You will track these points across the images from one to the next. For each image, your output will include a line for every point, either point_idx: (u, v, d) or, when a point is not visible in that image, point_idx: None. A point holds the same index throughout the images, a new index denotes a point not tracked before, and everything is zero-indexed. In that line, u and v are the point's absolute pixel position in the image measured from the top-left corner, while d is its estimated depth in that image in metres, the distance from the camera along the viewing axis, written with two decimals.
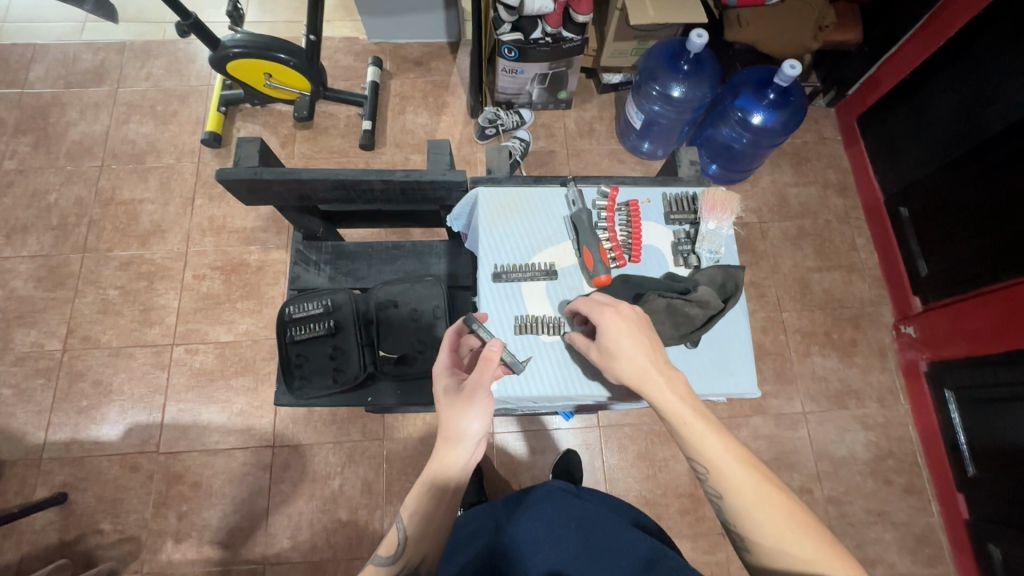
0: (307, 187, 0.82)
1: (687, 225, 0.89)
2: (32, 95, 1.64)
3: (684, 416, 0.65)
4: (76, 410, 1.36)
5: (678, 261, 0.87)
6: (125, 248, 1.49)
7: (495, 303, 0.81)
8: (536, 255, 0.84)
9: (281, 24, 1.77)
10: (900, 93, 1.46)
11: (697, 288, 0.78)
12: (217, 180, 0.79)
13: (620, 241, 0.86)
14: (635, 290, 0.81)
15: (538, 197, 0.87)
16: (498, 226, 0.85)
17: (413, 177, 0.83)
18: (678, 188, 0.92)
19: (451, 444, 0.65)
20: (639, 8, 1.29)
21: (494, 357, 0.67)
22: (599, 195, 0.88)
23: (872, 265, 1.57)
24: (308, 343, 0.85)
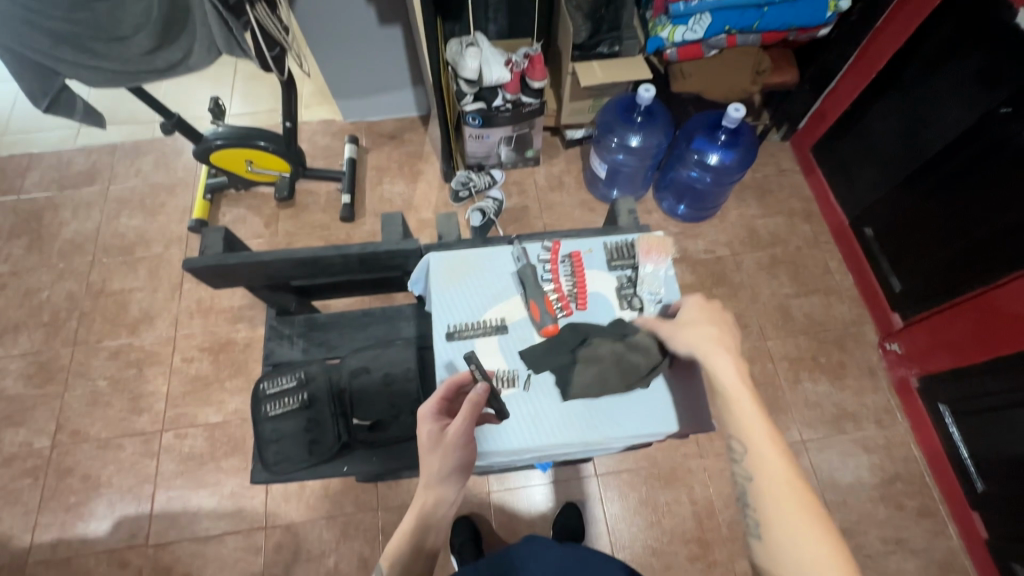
0: (270, 266, 0.85)
1: (629, 270, 0.92)
2: (27, 200, 1.72)
3: (735, 393, 0.68)
4: (64, 507, 1.34)
5: (624, 305, 0.89)
6: (115, 337, 1.52)
7: (450, 362, 0.82)
8: (487, 311, 0.87)
9: (263, 114, 1.89)
10: (846, 124, 1.55)
11: (637, 334, 0.83)
12: (185, 269, 0.82)
13: (566, 291, 0.90)
14: (581, 336, 0.84)
15: (486, 257, 0.91)
16: (449, 287, 0.88)
17: (370, 249, 0.88)
18: (619, 236, 0.96)
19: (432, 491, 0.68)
20: (588, 69, 1.40)
21: (476, 403, 0.71)
22: (542, 250, 0.93)
23: (849, 286, 1.60)
24: (282, 419, 0.84)
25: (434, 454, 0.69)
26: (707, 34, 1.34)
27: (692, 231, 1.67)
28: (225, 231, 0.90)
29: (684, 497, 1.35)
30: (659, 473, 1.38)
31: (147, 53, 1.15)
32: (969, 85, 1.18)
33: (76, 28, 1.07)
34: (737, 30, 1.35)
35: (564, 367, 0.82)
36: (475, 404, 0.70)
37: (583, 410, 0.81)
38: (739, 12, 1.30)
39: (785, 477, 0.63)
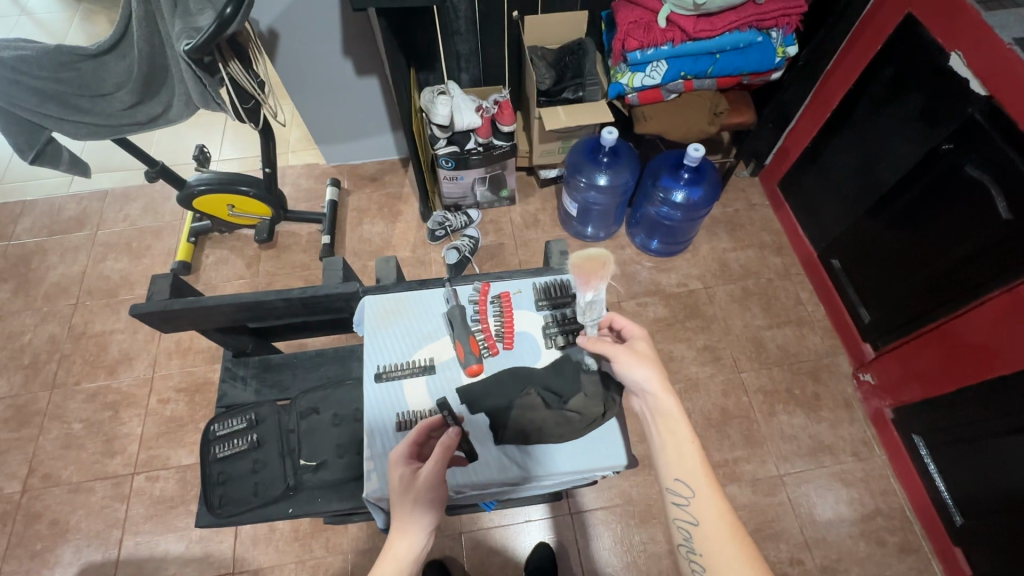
0: (214, 312, 0.86)
1: (556, 310, 0.94)
2: (17, 245, 1.77)
3: (682, 434, 0.72)
4: (30, 554, 1.32)
5: (549, 345, 0.91)
6: (93, 379, 1.54)
7: (377, 403, 0.84)
8: (416, 352, 0.89)
9: (249, 159, 1.96)
10: (807, 161, 1.60)
11: (573, 394, 0.85)
12: (130, 314, 0.83)
13: (494, 331, 0.91)
14: (520, 383, 0.86)
15: (420, 299, 0.94)
16: (382, 327, 0.90)
17: (311, 292, 0.89)
18: (549, 276, 0.98)
19: (400, 541, 0.66)
20: (552, 114, 1.46)
21: (449, 446, 0.72)
22: (472, 291, 0.95)
23: (821, 317, 1.61)
24: (230, 460, 0.85)
25: (405, 499, 0.68)
26: (665, 80, 1.41)
27: (666, 265, 1.71)
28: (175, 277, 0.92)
29: (660, 536, 1.32)
30: (634, 510, 1.36)
31: (128, 108, 1.22)
32: (912, 124, 1.23)
33: (62, 86, 1.15)
34: (693, 76, 1.41)
35: (501, 410, 0.83)
36: (449, 446, 0.71)
37: (514, 451, 0.81)
38: (693, 59, 1.38)
39: (721, 514, 0.67)
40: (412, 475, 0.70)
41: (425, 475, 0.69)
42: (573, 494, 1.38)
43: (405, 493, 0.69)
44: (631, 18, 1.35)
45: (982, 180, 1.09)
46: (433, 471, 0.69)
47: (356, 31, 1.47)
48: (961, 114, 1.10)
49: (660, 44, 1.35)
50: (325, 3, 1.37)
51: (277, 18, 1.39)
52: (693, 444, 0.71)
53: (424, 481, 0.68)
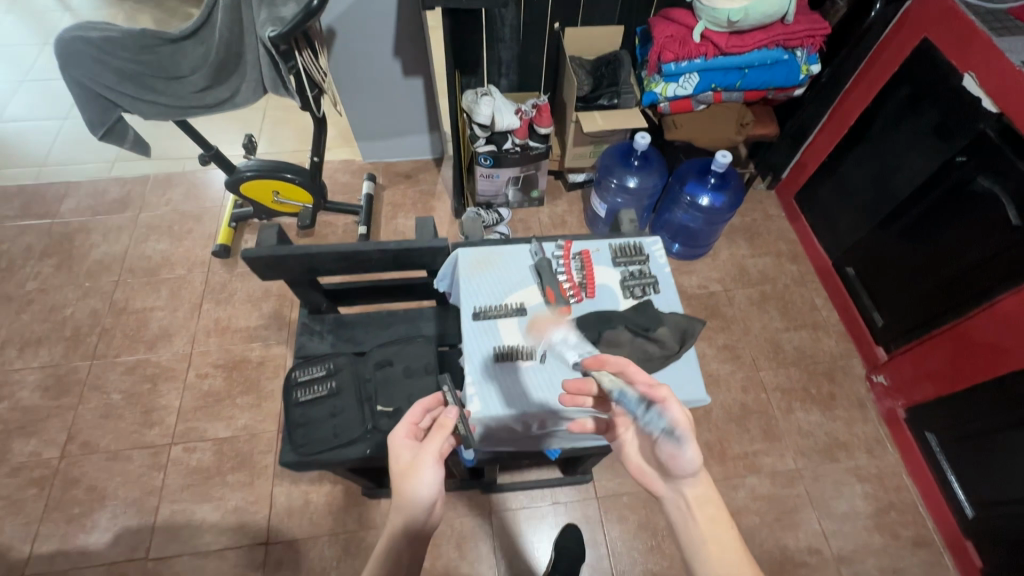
0: (315, 260, 0.91)
1: (634, 266, 0.96)
2: (61, 224, 1.83)
3: (726, 540, 0.62)
4: (66, 518, 1.34)
5: (628, 296, 0.92)
6: (132, 353, 1.58)
7: (473, 340, 0.85)
8: (508, 297, 0.90)
9: (288, 152, 2.03)
10: (823, 174, 1.70)
11: (658, 329, 0.86)
12: (241, 256, 0.88)
13: (577, 280, 0.93)
14: (605, 320, 0.87)
15: (508, 253, 0.95)
16: (475, 275, 0.91)
17: (405, 245, 0.92)
18: (622, 239, 1.00)
19: (399, 527, 0.64)
20: (590, 117, 1.56)
21: (448, 424, 0.71)
22: (555, 247, 0.96)
23: (835, 322, 1.69)
24: (310, 404, 0.90)
25: (403, 482, 0.67)
26: (695, 91, 1.51)
27: (688, 267, 1.79)
28: (277, 227, 0.97)
29: None
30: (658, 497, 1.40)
31: (199, 91, 1.28)
32: (926, 138, 1.33)
33: (141, 67, 1.22)
34: (722, 88, 1.52)
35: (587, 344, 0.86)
36: (448, 425, 0.70)
37: None
38: (723, 72, 1.48)
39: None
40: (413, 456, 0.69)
41: (423, 456, 0.68)
42: (599, 480, 1.42)
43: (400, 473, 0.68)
44: (667, 33, 1.45)
45: (994, 191, 1.18)
46: (433, 451, 0.68)
47: (408, 33, 1.56)
48: (973, 129, 1.20)
49: (694, 57, 1.45)
50: (383, 5, 1.47)
51: (336, 17, 1.48)
52: (742, 551, 0.61)
53: (423, 462, 0.67)
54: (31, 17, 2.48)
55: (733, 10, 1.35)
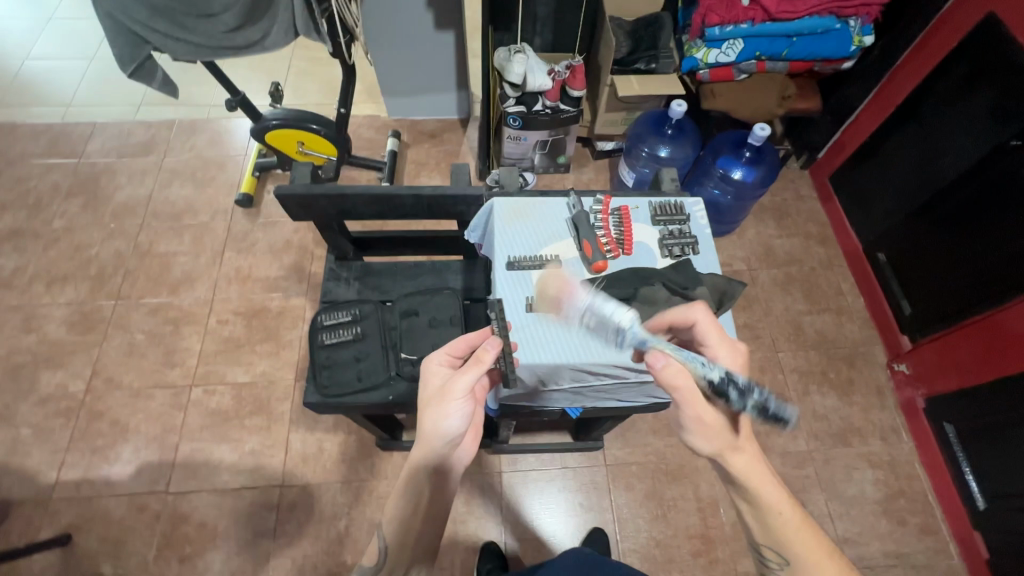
0: (348, 201, 0.90)
1: (672, 226, 0.94)
2: (87, 164, 1.83)
3: (771, 498, 0.64)
4: (90, 449, 1.39)
5: (666, 255, 0.90)
6: (155, 295, 1.60)
7: (506, 288, 0.84)
8: (544, 248, 0.88)
9: (313, 104, 1.99)
10: (862, 155, 1.64)
11: (697, 288, 0.81)
12: (274, 193, 0.87)
13: (614, 236, 0.91)
14: (644, 279, 0.83)
15: (545, 205, 0.93)
16: (510, 224, 0.90)
17: (439, 192, 0.91)
18: (662, 198, 0.98)
19: (426, 444, 0.70)
20: (626, 82, 1.51)
21: (484, 360, 0.70)
22: (594, 202, 0.94)
23: (860, 308, 1.66)
24: (335, 347, 0.91)
25: (431, 406, 0.70)
26: (738, 59, 1.45)
27: (713, 243, 1.75)
28: (309, 169, 0.96)
29: (690, 494, 1.38)
30: (667, 469, 1.41)
31: (230, 31, 1.25)
32: (979, 120, 1.26)
33: (174, 3, 1.17)
34: (767, 57, 1.45)
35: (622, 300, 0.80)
36: (482, 362, 0.69)
37: None
38: (769, 39, 1.42)
39: (817, 550, 0.63)
40: (445, 382, 0.72)
41: (452, 387, 0.70)
42: (609, 448, 1.43)
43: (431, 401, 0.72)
44: None
45: None
46: (462, 385, 0.69)
47: None
48: None
49: (740, 22, 1.39)
50: None
51: None
52: (783, 494, 0.64)
53: (450, 393, 0.69)
54: None
55: None
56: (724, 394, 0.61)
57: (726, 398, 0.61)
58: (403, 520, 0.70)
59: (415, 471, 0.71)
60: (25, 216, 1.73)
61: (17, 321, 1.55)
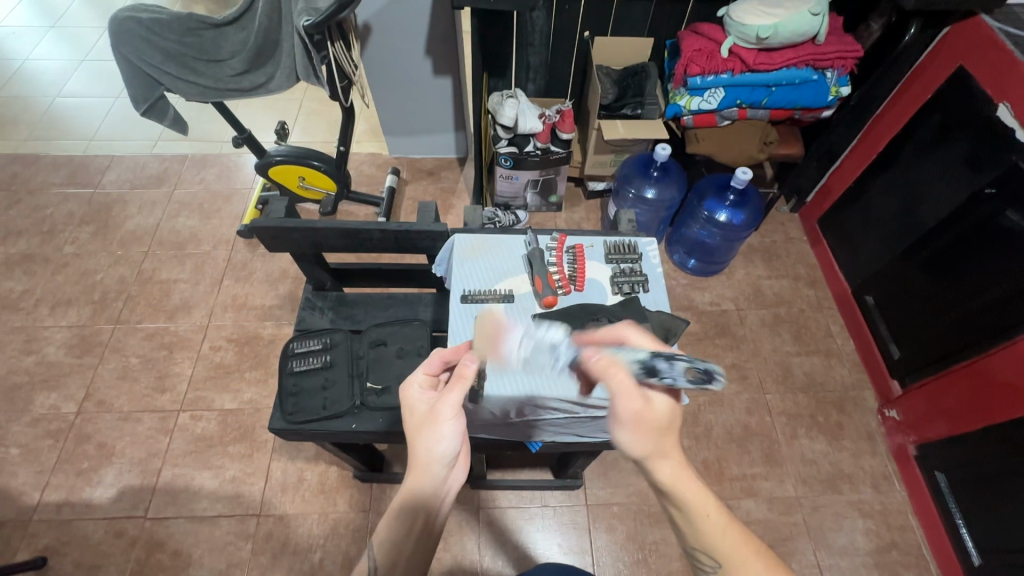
0: (320, 236, 0.94)
1: (625, 264, 0.96)
2: (102, 194, 1.93)
3: (698, 502, 0.63)
4: (75, 471, 1.40)
5: (616, 292, 0.92)
6: (153, 321, 1.65)
7: (460, 320, 0.86)
8: (499, 283, 0.91)
9: (318, 142, 2.09)
10: (848, 200, 1.66)
11: (640, 325, 0.83)
12: (249, 227, 0.92)
13: (567, 273, 0.93)
14: (592, 312, 0.86)
15: (503, 241, 0.97)
16: (467, 260, 0.93)
17: (407, 227, 0.95)
18: (618, 238, 1.00)
19: (423, 466, 0.67)
20: (611, 125, 1.58)
21: (466, 376, 0.69)
22: (549, 240, 0.97)
23: (850, 351, 1.64)
24: (303, 375, 0.93)
25: (422, 430, 0.68)
26: (721, 106, 1.52)
27: (701, 283, 1.77)
28: (287, 202, 1.01)
29: (672, 538, 1.34)
30: (648, 511, 1.38)
31: (237, 75, 1.35)
32: (955, 167, 1.29)
33: (185, 49, 1.29)
34: (747, 104, 1.52)
35: None
36: (466, 377, 0.68)
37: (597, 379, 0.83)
38: (749, 88, 1.48)
39: (746, 549, 0.61)
40: (432, 406, 0.70)
41: (441, 407, 0.68)
42: (590, 487, 1.41)
43: (417, 426, 0.69)
44: (696, 46, 1.45)
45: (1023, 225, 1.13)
46: (451, 404, 0.68)
47: (440, 32, 1.60)
48: (1004, 161, 1.16)
49: (721, 72, 1.45)
50: (418, 6, 1.52)
51: (373, 14, 1.53)
52: (709, 498, 0.63)
53: (440, 414, 0.67)
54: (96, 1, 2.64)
55: (763, 26, 1.35)
56: (656, 370, 0.62)
57: (659, 374, 0.61)
58: (398, 542, 0.64)
59: (409, 493, 0.66)
60: (38, 242, 1.81)
61: (19, 342, 1.60)
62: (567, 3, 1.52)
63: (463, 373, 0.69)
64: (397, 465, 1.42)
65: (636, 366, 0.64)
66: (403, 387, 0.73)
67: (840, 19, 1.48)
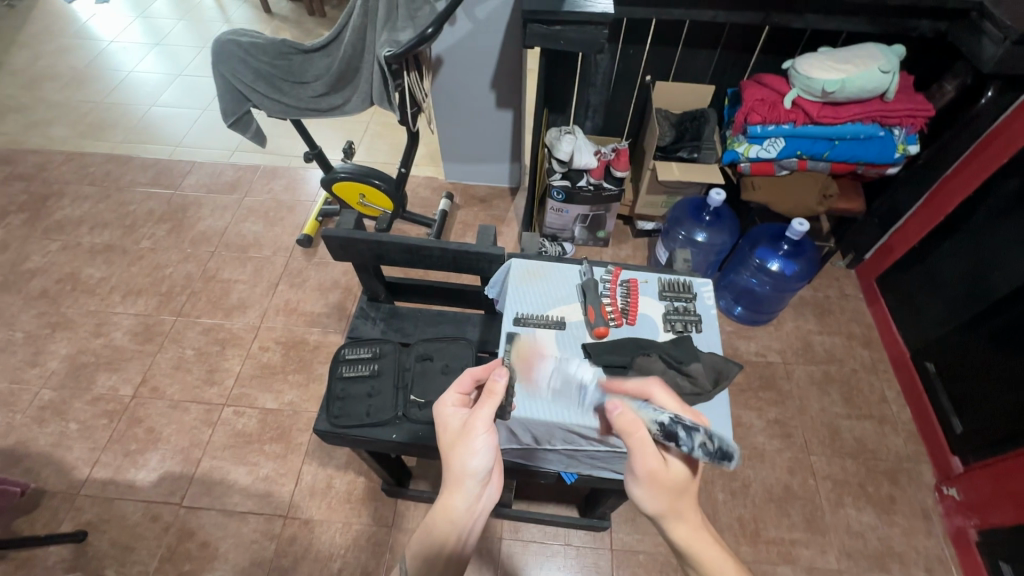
0: (383, 249, 0.99)
1: (678, 303, 0.96)
2: (181, 196, 2.09)
3: (717, 566, 0.62)
4: (123, 452, 1.48)
5: (668, 329, 0.92)
6: (210, 317, 1.74)
7: (510, 341, 0.87)
8: (551, 309, 0.93)
9: (379, 162, 2.20)
10: (911, 261, 1.60)
11: (691, 363, 0.82)
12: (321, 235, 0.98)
13: (620, 305, 0.93)
14: (641, 348, 0.86)
15: (558, 269, 0.98)
16: (521, 285, 0.95)
17: (465, 247, 0.98)
18: (673, 276, 1.00)
19: (457, 482, 0.67)
20: (667, 167, 1.61)
21: (496, 392, 0.69)
22: (605, 272, 0.98)
23: (906, 419, 1.55)
24: (351, 381, 0.96)
25: (455, 448, 0.68)
26: (780, 156, 1.50)
27: (747, 332, 1.72)
28: (355, 215, 1.07)
29: None
30: (676, 565, 1.32)
31: (317, 96, 1.45)
32: None
33: (274, 70, 1.41)
34: (808, 156, 1.51)
35: (617, 367, 0.84)
36: (495, 394, 0.68)
37: None
38: (811, 140, 1.47)
39: None
40: (464, 423, 0.70)
41: (473, 423, 0.68)
42: (616, 531, 1.36)
43: (451, 443, 0.70)
44: (757, 96, 1.46)
45: None
46: (483, 420, 0.68)
47: (507, 69, 1.68)
48: None
49: (782, 122, 1.45)
50: (489, 43, 1.61)
51: (447, 48, 1.63)
52: (728, 562, 0.62)
53: (472, 430, 0.67)
54: (197, 24, 2.93)
55: (830, 80, 1.34)
56: (674, 436, 0.61)
57: (677, 441, 0.61)
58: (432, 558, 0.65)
59: (443, 511, 0.66)
60: (120, 235, 1.97)
61: (91, 325, 1.73)
62: (632, 48, 1.57)
63: (492, 389, 0.69)
64: (424, 483, 1.42)
65: (655, 427, 0.64)
66: (437, 407, 0.73)
67: (911, 78, 1.46)
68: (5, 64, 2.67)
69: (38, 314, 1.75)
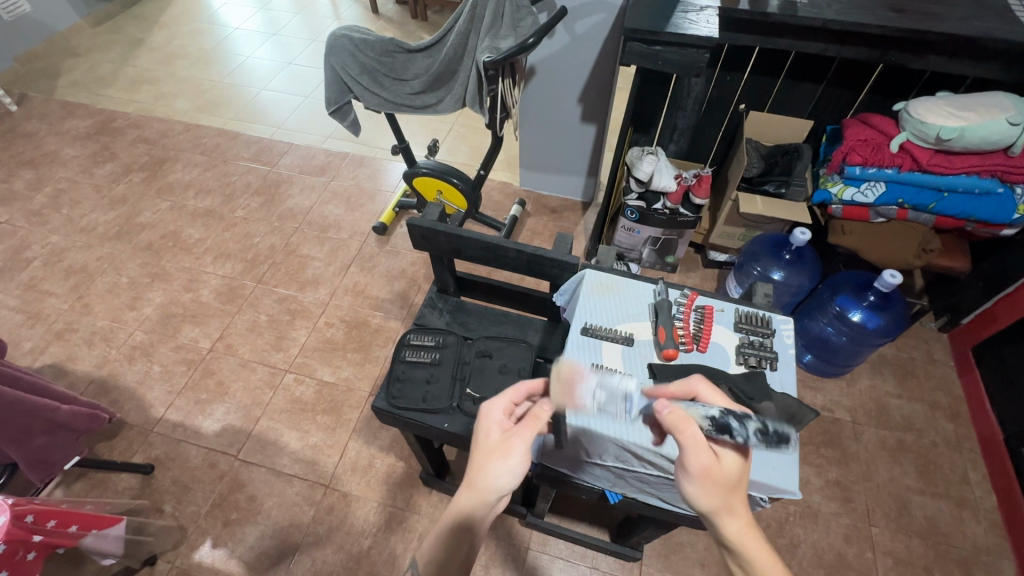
0: (461, 243, 1.02)
1: (754, 337, 0.92)
2: (276, 173, 2.25)
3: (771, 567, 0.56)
4: (194, 400, 1.60)
5: (740, 361, 0.88)
6: (286, 288, 1.86)
7: (577, 351, 0.87)
8: (620, 324, 0.92)
9: (458, 163, 2.27)
10: (1018, 333, 1.44)
11: (762, 401, 0.76)
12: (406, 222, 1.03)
13: (692, 331, 0.91)
14: (710, 377, 0.83)
15: (632, 286, 0.98)
16: (593, 295, 0.95)
17: (540, 252, 1.00)
18: (751, 309, 0.97)
19: (480, 492, 0.64)
20: (750, 201, 1.56)
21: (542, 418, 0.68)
22: (680, 295, 0.96)
23: (990, 507, 1.39)
24: (411, 366, 1.00)
25: (490, 457, 0.66)
26: (878, 201, 1.42)
27: (816, 383, 1.61)
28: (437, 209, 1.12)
29: None
30: None
31: (413, 94, 1.53)
32: None
33: (379, 66, 1.49)
34: (910, 206, 1.42)
35: None
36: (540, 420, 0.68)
37: None
38: (915, 189, 1.38)
39: None
40: (505, 436, 0.67)
41: (515, 439, 0.67)
42: (647, 565, 1.32)
43: (484, 450, 0.67)
44: (860, 136, 1.39)
45: None
46: (524, 439, 0.66)
47: (597, 84, 1.69)
48: None
49: (885, 166, 1.37)
50: (584, 58, 1.62)
51: (542, 59, 1.66)
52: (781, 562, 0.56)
53: (514, 449, 0.66)
54: (310, 19, 3.16)
55: (947, 127, 1.24)
56: (727, 428, 0.61)
57: (730, 433, 0.61)
58: (439, 562, 0.63)
59: (460, 514, 0.63)
60: (220, 202, 2.15)
61: (183, 280, 1.89)
62: (730, 75, 1.54)
63: (538, 414, 0.69)
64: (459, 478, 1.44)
65: (705, 421, 0.63)
66: (482, 408, 0.71)
67: None
68: (146, 40, 3.00)
69: (142, 264, 1.95)
